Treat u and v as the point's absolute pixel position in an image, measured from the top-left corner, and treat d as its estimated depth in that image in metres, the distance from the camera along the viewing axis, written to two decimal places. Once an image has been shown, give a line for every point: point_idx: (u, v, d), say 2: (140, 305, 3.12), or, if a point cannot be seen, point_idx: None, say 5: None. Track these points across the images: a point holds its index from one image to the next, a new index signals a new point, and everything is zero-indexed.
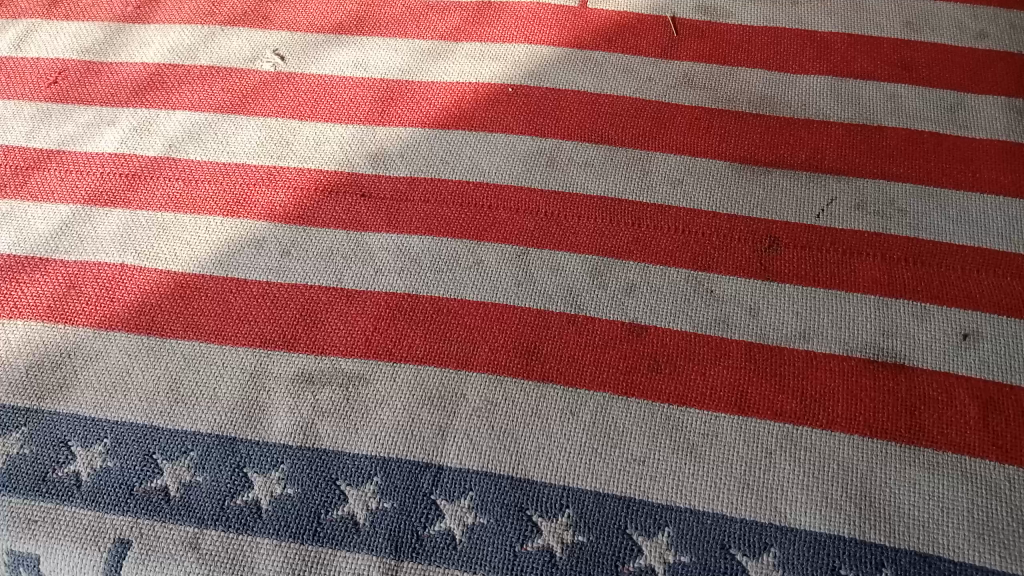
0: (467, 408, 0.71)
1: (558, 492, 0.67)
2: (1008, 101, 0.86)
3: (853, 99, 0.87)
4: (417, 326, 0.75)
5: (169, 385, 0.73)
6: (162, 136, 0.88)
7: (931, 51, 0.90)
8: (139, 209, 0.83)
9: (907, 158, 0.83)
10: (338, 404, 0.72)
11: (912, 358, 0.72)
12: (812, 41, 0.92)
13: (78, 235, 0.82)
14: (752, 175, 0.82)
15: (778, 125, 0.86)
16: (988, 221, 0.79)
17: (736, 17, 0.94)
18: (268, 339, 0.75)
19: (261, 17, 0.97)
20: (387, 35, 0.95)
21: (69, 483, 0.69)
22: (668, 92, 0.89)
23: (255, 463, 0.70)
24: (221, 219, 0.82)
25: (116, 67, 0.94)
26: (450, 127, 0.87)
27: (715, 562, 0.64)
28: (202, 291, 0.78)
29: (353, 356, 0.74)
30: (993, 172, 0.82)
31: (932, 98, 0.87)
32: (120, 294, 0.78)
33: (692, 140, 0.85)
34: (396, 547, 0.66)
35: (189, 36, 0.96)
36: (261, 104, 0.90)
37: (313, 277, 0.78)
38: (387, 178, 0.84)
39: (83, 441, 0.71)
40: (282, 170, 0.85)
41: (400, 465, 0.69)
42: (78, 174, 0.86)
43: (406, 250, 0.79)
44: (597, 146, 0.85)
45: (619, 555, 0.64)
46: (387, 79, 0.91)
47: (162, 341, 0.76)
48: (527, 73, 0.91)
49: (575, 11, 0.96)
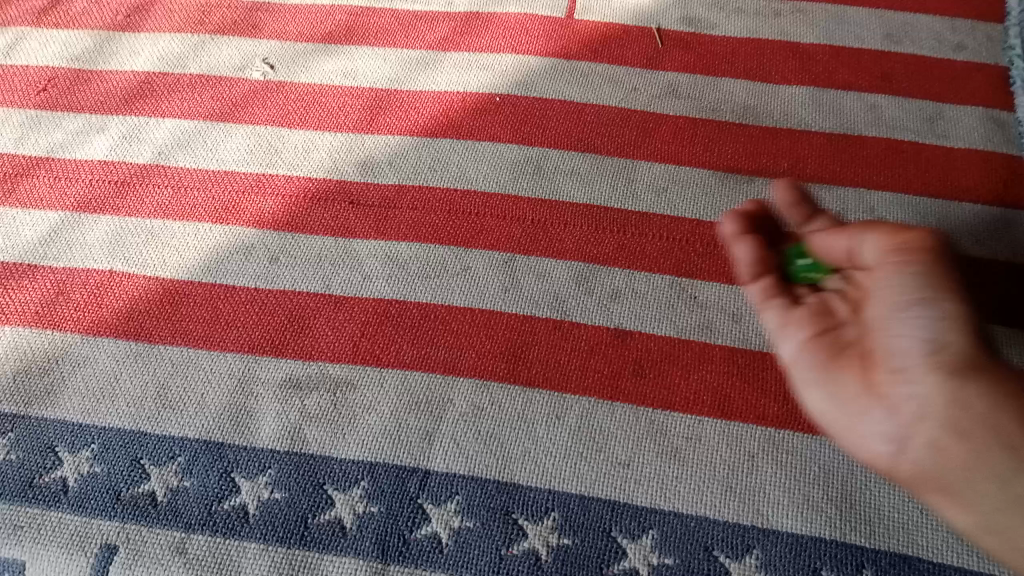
0: (454, 413, 0.72)
1: (544, 496, 0.68)
2: (986, 111, 0.88)
3: (834, 109, 0.89)
4: (405, 331, 0.76)
5: (157, 391, 0.74)
6: (151, 144, 0.89)
7: (912, 62, 0.92)
8: (127, 216, 0.84)
9: (886, 167, 0.84)
10: (326, 408, 0.72)
11: None
12: (794, 52, 0.93)
13: (67, 241, 0.83)
14: (735, 183, 0.84)
15: (761, 135, 0.87)
16: (966, 229, 0.80)
17: (719, 28, 0.96)
18: (256, 345, 0.76)
19: (250, 27, 0.98)
20: (375, 44, 0.96)
21: (57, 489, 0.70)
22: (653, 101, 0.90)
23: (242, 468, 0.70)
24: (209, 226, 0.83)
25: (106, 75, 0.94)
26: (439, 135, 0.88)
27: (698, 564, 0.65)
28: (191, 297, 0.79)
29: (340, 362, 0.75)
30: (970, 181, 0.83)
31: (912, 108, 0.89)
32: (108, 300, 0.79)
33: (676, 149, 0.86)
34: (383, 551, 0.66)
35: (179, 45, 0.96)
36: (250, 112, 0.90)
37: (301, 283, 0.79)
38: (375, 186, 0.85)
39: (70, 446, 0.72)
40: (271, 178, 0.86)
41: (387, 469, 0.69)
42: (66, 181, 0.87)
43: (394, 256, 0.80)
44: (583, 154, 0.86)
45: (605, 558, 0.65)
46: (376, 88, 0.92)
47: (150, 346, 0.76)
48: (514, 83, 0.92)
49: (561, 21, 0.97)
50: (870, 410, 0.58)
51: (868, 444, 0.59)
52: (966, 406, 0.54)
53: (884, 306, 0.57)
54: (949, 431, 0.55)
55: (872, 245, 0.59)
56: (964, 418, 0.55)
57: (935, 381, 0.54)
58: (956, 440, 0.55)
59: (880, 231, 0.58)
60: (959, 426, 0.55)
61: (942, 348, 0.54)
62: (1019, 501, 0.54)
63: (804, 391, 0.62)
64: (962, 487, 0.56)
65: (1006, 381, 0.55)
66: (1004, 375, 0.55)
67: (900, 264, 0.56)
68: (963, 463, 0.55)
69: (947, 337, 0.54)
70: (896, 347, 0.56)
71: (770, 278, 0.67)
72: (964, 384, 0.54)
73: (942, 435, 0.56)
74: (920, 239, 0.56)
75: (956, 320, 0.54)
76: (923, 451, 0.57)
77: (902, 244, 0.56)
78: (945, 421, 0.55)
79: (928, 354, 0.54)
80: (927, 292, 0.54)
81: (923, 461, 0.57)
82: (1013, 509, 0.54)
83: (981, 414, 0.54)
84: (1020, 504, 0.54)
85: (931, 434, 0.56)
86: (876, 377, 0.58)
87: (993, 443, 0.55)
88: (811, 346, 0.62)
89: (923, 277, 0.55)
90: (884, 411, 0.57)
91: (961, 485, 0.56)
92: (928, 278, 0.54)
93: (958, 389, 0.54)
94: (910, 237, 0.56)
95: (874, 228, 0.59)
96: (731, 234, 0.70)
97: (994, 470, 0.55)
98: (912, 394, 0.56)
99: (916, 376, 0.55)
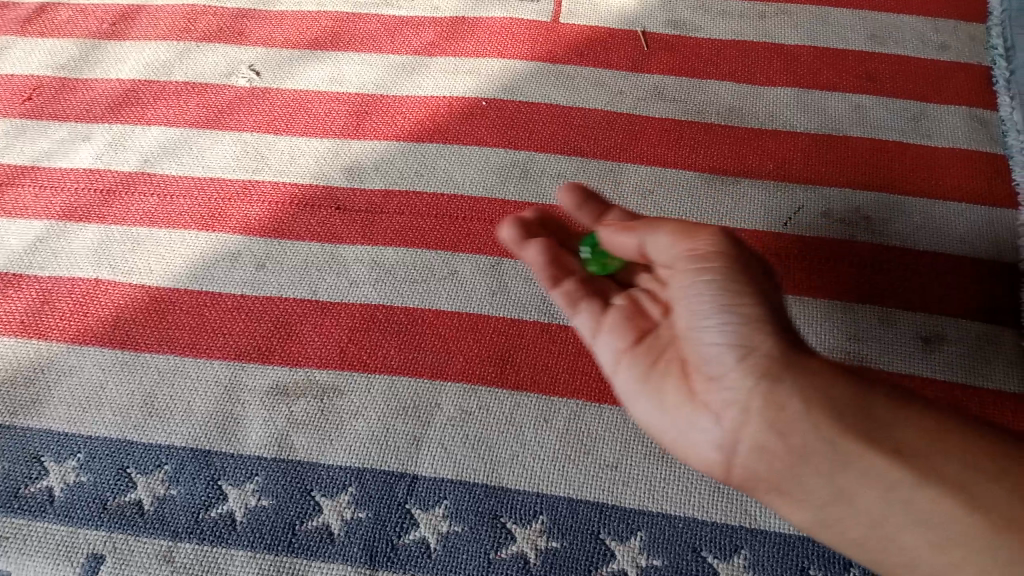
0: (442, 418, 0.72)
1: (532, 499, 0.68)
2: (970, 110, 0.89)
3: (819, 110, 0.89)
4: (392, 336, 0.76)
5: (143, 399, 0.74)
6: (137, 151, 0.88)
7: (895, 62, 0.92)
8: (113, 225, 0.84)
9: (871, 167, 0.85)
10: (313, 415, 0.72)
11: (878, 362, 0.74)
12: (779, 54, 0.94)
13: (52, 250, 0.82)
14: (721, 185, 0.84)
15: (746, 136, 0.87)
16: (951, 228, 0.81)
17: (704, 31, 0.96)
18: (243, 352, 0.75)
19: (236, 34, 0.98)
20: (361, 50, 0.96)
21: (42, 499, 0.69)
22: (639, 104, 0.90)
23: (229, 476, 0.70)
24: (195, 233, 0.83)
25: (91, 83, 0.94)
26: (425, 140, 0.88)
27: (687, 566, 0.65)
28: (176, 305, 0.78)
29: (328, 368, 0.74)
30: (955, 179, 0.84)
31: (896, 108, 0.89)
32: (94, 308, 0.79)
33: (662, 151, 0.87)
34: (371, 556, 0.66)
35: (164, 53, 0.96)
36: (236, 119, 0.90)
37: (287, 289, 0.79)
38: (362, 191, 0.85)
39: (56, 456, 0.71)
40: (258, 184, 0.86)
41: (375, 474, 0.69)
42: (52, 190, 0.86)
43: (381, 262, 0.80)
44: (570, 158, 0.86)
45: (593, 560, 0.65)
46: (362, 94, 0.92)
47: (136, 354, 0.76)
48: (500, 87, 0.92)
49: (546, 25, 0.97)
50: (693, 420, 0.55)
51: (696, 454, 0.55)
52: (783, 404, 0.51)
53: (686, 310, 0.56)
54: (772, 432, 0.52)
55: (663, 244, 0.58)
56: (783, 417, 0.51)
57: (750, 382, 0.52)
58: (780, 441, 0.52)
59: (670, 226, 0.58)
60: (781, 426, 0.51)
61: (751, 350, 0.52)
62: (845, 494, 0.50)
63: (630, 402, 0.58)
64: (791, 486, 0.52)
65: (815, 371, 0.52)
66: (814, 365, 0.52)
67: (699, 269, 0.55)
68: (789, 464, 0.52)
69: (753, 340, 0.52)
70: (708, 353, 0.54)
71: (570, 279, 0.64)
72: (779, 381, 0.52)
73: (767, 437, 0.52)
74: (709, 238, 0.56)
75: (758, 320, 0.53)
76: (750, 455, 0.53)
77: (695, 246, 0.56)
78: (766, 422, 0.52)
79: (739, 356, 0.53)
80: (728, 296, 0.53)
81: (752, 466, 0.53)
82: (840, 503, 0.51)
83: (799, 412, 0.51)
84: (847, 497, 0.50)
85: (756, 437, 0.52)
86: (693, 383, 0.55)
87: (812, 438, 0.51)
88: (629, 356, 0.58)
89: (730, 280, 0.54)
90: (707, 418, 0.54)
91: (789, 485, 0.52)
92: (728, 279, 0.54)
93: (771, 387, 0.52)
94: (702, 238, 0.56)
95: (663, 227, 0.58)
96: (515, 241, 0.68)
97: (819, 465, 0.51)
98: (729, 396, 0.53)
99: (729, 379, 0.53)
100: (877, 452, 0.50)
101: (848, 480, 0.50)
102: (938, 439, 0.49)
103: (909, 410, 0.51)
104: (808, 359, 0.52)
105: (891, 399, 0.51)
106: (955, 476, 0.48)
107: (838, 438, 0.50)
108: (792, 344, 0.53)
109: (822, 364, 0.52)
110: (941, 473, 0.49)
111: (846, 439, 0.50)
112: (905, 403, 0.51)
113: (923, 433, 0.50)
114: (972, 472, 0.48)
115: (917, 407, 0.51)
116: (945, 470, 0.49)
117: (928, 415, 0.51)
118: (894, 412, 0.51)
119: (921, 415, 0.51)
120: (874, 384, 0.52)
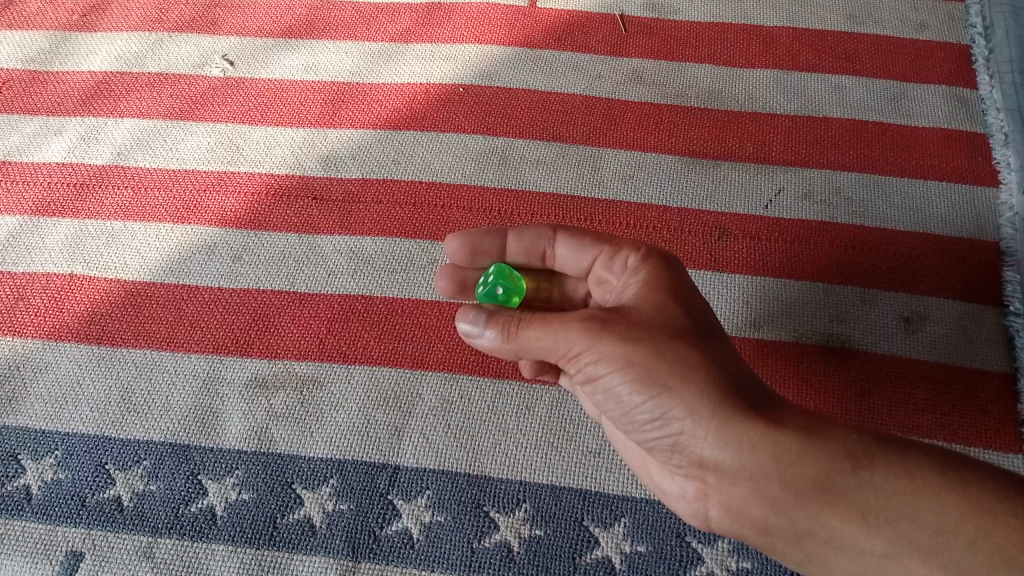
0: (423, 408, 0.71)
1: (516, 488, 0.68)
2: (948, 89, 0.88)
3: (799, 92, 0.89)
4: (372, 326, 0.75)
5: (121, 395, 0.73)
6: (110, 145, 0.87)
7: (874, 42, 0.92)
8: (87, 218, 0.82)
9: (851, 148, 0.85)
10: (293, 406, 0.71)
11: (860, 342, 0.74)
12: (758, 36, 0.93)
13: (24, 246, 0.81)
14: (701, 169, 0.84)
15: (726, 120, 0.87)
16: (931, 207, 0.81)
17: (683, 14, 0.95)
18: (221, 345, 0.75)
19: (210, 23, 0.96)
20: (336, 37, 0.94)
21: (20, 497, 0.68)
22: (619, 88, 0.89)
23: (209, 471, 0.69)
24: (171, 226, 0.82)
25: (63, 76, 0.93)
26: (402, 128, 0.87)
27: (671, 551, 0.65)
28: (154, 298, 0.77)
29: (307, 360, 0.74)
30: (935, 159, 0.84)
31: (876, 89, 0.89)
32: (69, 304, 0.77)
33: (643, 136, 0.86)
34: (353, 548, 0.65)
35: (136, 44, 0.95)
36: (210, 110, 0.89)
37: (266, 281, 0.78)
38: (340, 179, 0.84)
39: (33, 453, 0.70)
40: (234, 175, 0.84)
41: (356, 466, 0.69)
42: (23, 184, 0.85)
43: (359, 252, 0.79)
44: (549, 144, 0.86)
45: (577, 548, 0.65)
46: (338, 81, 0.91)
47: (113, 350, 0.75)
48: (477, 73, 0.91)
49: (524, 10, 0.96)
50: (669, 485, 0.59)
51: (681, 516, 0.59)
52: (733, 483, 0.53)
53: (611, 405, 0.56)
54: (732, 507, 0.54)
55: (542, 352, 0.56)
56: (735, 494, 0.53)
57: (696, 467, 0.54)
58: (743, 515, 0.54)
59: (537, 334, 0.55)
60: (736, 502, 0.54)
61: (684, 438, 0.53)
62: (818, 557, 0.54)
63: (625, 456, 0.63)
64: (767, 550, 0.56)
65: (758, 450, 0.51)
66: (750, 439, 0.51)
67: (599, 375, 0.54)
68: (756, 533, 0.55)
69: (680, 429, 0.53)
70: (650, 439, 0.56)
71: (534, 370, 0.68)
72: (722, 464, 0.52)
73: (729, 511, 0.55)
74: (581, 343, 0.53)
75: (675, 409, 0.52)
76: (722, 523, 0.56)
77: (577, 355, 0.54)
78: (723, 498, 0.54)
79: (674, 444, 0.54)
80: (634, 399, 0.53)
81: (727, 532, 0.57)
82: (814, 561, 0.54)
83: (751, 489, 0.53)
84: (820, 559, 0.54)
85: (720, 511, 0.55)
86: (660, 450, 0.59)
87: (770, 514, 0.53)
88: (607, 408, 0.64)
89: (634, 379, 0.53)
90: (679, 487, 0.58)
91: (766, 547, 0.56)
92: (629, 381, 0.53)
93: (716, 471, 0.53)
94: (570, 341, 0.54)
95: (527, 337, 0.56)
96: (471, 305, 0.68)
97: (787, 536, 0.53)
98: (685, 474, 0.56)
99: (676, 461, 0.55)
100: (841, 522, 0.51)
101: (817, 547, 0.53)
102: (908, 502, 0.50)
103: (874, 472, 0.51)
104: (744, 432, 0.51)
105: (853, 462, 0.51)
106: (928, 540, 0.50)
107: (798, 513, 0.52)
108: (722, 421, 0.52)
109: (764, 436, 0.51)
110: (914, 538, 0.50)
111: (806, 514, 0.52)
112: (869, 463, 0.51)
113: (891, 498, 0.51)
114: (948, 535, 0.50)
115: (881, 462, 0.51)
116: (917, 535, 0.50)
117: (893, 469, 0.51)
118: (855, 476, 0.51)
119: (886, 475, 0.51)
120: (836, 443, 0.52)
